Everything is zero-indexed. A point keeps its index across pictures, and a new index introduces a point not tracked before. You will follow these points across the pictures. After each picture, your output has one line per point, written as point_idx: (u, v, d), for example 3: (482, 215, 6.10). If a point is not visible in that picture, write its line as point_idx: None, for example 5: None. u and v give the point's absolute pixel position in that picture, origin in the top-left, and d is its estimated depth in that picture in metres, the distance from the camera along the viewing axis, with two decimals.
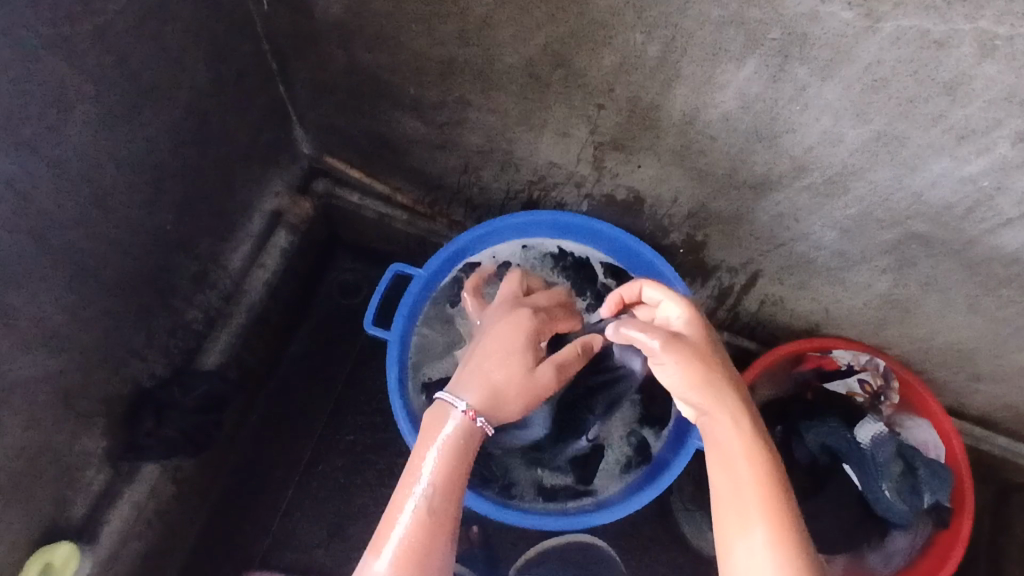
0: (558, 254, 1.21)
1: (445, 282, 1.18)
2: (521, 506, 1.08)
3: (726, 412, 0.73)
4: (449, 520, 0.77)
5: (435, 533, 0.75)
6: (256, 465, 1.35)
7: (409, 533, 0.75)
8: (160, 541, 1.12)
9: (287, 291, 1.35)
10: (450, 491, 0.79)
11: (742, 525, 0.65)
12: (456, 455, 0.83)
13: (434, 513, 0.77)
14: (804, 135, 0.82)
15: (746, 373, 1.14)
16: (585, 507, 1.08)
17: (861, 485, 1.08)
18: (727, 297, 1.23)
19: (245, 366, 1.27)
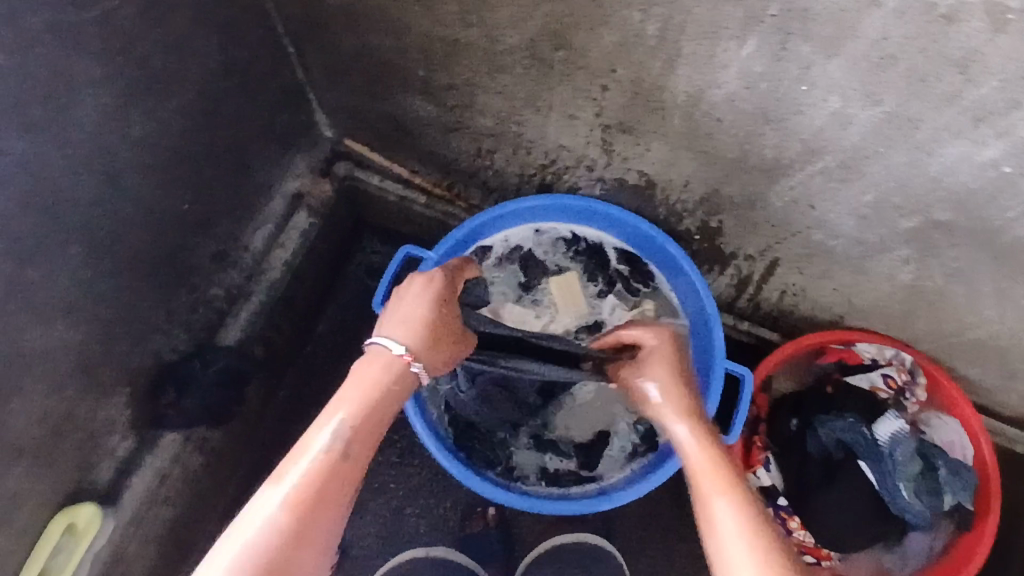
0: (571, 239, 1.20)
1: None
2: (524, 489, 1.09)
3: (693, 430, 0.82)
4: (354, 464, 0.73)
5: (347, 464, 0.72)
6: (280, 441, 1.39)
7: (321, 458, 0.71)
8: (183, 506, 1.18)
9: (312, 272, 1.38)
10: (367, 429, 0.75)
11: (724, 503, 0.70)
12: (367, 392, 0.78)
13: (348, 448, 0.73)
14: (813, 116, 0.78)
15: (764, 363, 1.10)
16: (593, 493, 1.09)
17: (879, 486, 1.03)
18: (746, 286, 1.19)
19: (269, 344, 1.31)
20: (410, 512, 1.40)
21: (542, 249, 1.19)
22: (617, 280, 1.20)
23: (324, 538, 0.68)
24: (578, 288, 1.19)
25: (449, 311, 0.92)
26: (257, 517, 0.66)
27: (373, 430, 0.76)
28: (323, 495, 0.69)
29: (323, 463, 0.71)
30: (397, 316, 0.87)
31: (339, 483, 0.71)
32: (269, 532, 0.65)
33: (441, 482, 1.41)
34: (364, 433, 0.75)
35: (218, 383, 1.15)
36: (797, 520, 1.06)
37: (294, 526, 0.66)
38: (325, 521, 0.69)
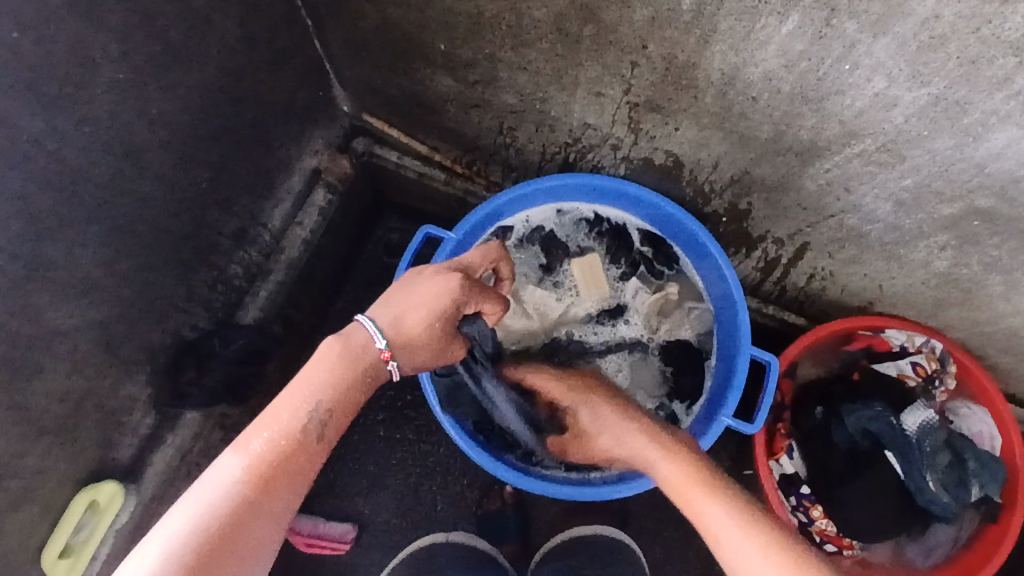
0: (594, 221, 1.17)
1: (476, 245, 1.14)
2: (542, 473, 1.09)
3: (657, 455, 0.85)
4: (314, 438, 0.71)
5: (311, 436, 0.71)
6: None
7: (283, 431, 0.70)
8: None
9: (331, 249, 1.37)
10: (337, 402, 0.74)
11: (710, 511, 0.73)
12: (337, 364, 0.76)
13: (309, 419, 0.71)
14: (854, 97, 0.75)
15: (790, 348, 1.09)
16: (612, 478, 1.08)
17: (906, 476, 1.00)
18: (773, 270, 1.16)
19: (288, 322, 1.31)
20: (428, 488, 1.41)
21: (564, 230, 1.18)
22: (640, 263, 1.17)
23: (282, 512, 0.67)
24: (601, 270, 1.15)
25: (450, 320, 0.87)
26: (212, 485, 0.64)
27: (341, 402, 0.74)
28: (281, 467, 0.68)
29: (285, 432, 0.69)
30: (397, 305, 0.82)
31: (303, 457, 0.70)
32: (227, 500, 0.63)
33: (459, 460, 1.42)
34: (336, 405, 0.74)
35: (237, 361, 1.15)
36: (819, 508, 1.04)
37: (249, 496, 0.65)
38: (282, 497, 0.67)
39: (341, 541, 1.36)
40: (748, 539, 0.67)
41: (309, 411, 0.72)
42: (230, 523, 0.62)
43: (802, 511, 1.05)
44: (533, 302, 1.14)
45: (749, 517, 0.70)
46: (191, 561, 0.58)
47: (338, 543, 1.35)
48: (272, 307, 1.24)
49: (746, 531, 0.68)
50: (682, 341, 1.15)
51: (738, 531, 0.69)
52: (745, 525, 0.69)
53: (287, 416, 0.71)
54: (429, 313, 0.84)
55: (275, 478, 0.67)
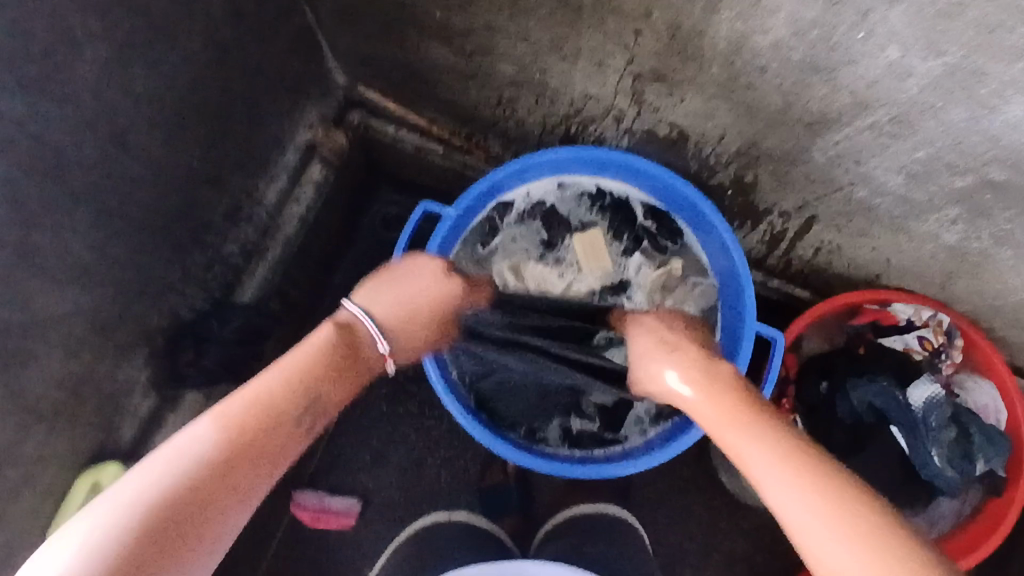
0: (596, 194, 1.14)
1: (476, 222, 1.12)
2: (546, 450, 1.08)
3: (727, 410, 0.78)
4: (291, 412, 0.72)
5: (286, 407, 0.72)
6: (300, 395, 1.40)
7: (258, 398, 0.70)
8: None
9: (327, 225, 1.34)
10: (313, 379, 0.75)
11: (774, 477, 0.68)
12: (316, 347, 0.78)
13: (286, 388, 0.72)
14: (867, 67, 0.72)
15: (795, 323, 1.06)
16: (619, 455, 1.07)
17: (909, 451, 1.00)
18: (779, 243, 1.14)
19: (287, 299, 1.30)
20: (431, 462, 1.41)
21: (566, 204, 1.15)
22: (643, 238, 1.15)
23: (251, 480, 0.66)
24: (603, 245, 1.14)
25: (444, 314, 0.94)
26: (183, 445, 0.64)
27: (317, 381, 0.75)
28: (253, 434, 0.68)
29: (259, 401, 0.70)
30: (392, 294, 0.87)
31: (277, 430, 0.70)
32: (194, 457, 0.64)
33: (461, 434, 1.42)
34: (314, 381, 0.75)
35: (235, 341, 1.14)
36: None
37: (221, 456, 0.65)
38: (254, 469, 0.67)
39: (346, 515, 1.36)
40: (793, 474, 0.67)
41: (282, 383, 0.73)
42: (197, 481, 0.62)
43: None
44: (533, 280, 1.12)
45: (794, 454, 0.69)
46: (153, 516, 0.59)
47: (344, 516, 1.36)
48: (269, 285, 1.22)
49: (787, 464, 0.68)
50: None
51: (780, 471, 0.68)
52: (788, 464, 0.68)
53: (264, 389, 0.72)
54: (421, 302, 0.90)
55: (247, 452, 0.67)
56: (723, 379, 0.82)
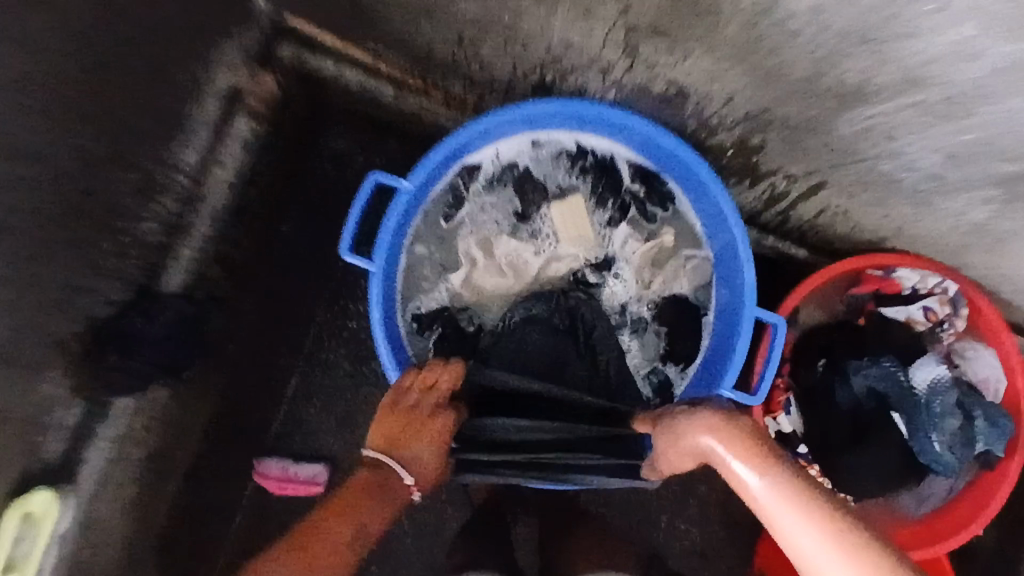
0: (576, 153, 0.99)
1: (435, 194, 0.97)
2: None
3: (729, 441, 0.68)
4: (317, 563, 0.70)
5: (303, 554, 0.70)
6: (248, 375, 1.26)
7: (281, 558, 0.70)
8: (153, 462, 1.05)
9: (263, 186, 1.15)
10: (344, 532, 0.73)
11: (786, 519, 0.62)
12: (358, 484, 0.78)
13: (309, 530, 0.72)
14: (925, 40, 0.58)
15: (790, 295, 0.97)
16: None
17: (910, 439, 0.95)
18: (779, 202, 1.01)
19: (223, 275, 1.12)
20: None
21: (541, 166, 1.00)
22: (631, 205, 1.01)
23: None
24: (584, 217, 1.00)
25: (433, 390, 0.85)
26: None
27: (342, 539, 0.73)
28: None
29: (289, 554, 0.70)
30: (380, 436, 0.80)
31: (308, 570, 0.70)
32: None
33: None
34: (339, 533, 0.73)
35: (163, 336, 0.98)
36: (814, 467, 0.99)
37: None
38: None
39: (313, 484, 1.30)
40: (786, 503, 0.62)
41: (306, 530, 0.72)
42: None
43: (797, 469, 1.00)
44: (508, 258, 1.00)
45: (798, 499, 0.62)
46: None
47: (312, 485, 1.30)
48: (201, 265, 1.05)
49: (801, 511, 0.62)
50: (675, 296, 1.01)
51: (798, 518, 0.61)
52: (800, 504, 0.62)
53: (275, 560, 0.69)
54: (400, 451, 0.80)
55: None
56: (733, 429, 0.69)
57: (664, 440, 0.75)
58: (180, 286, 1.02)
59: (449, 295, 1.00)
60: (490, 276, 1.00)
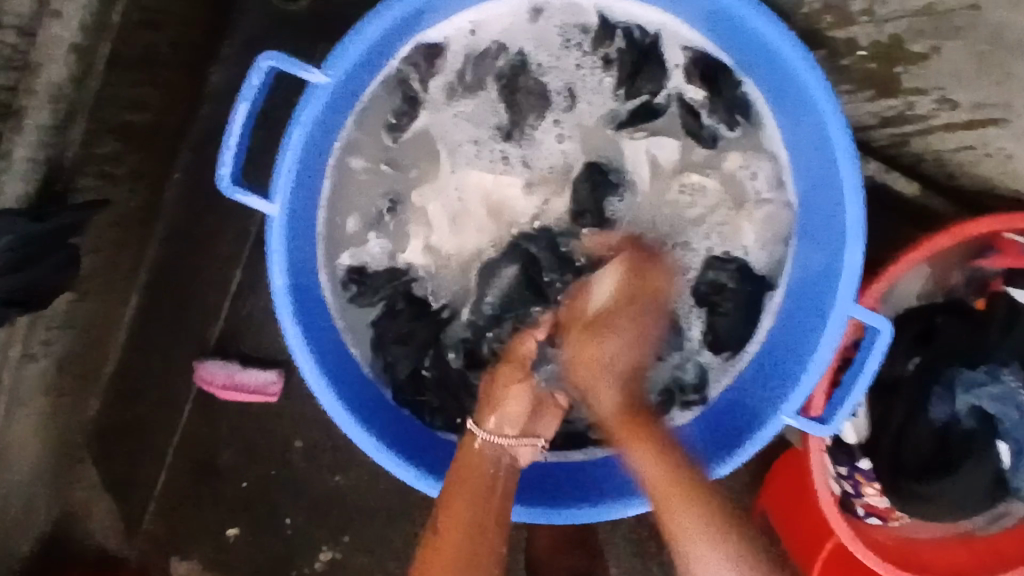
0: (599, 32, 0.67)
1: (372, 85, 0.65)
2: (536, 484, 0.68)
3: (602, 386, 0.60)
4: (474, 507, 0.57)
5: (471, 501, 0.57)
6: (157, 296, 0.97)
7: (450, 504, 0.57)
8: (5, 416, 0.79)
9: (138, 49, 0.79)
10: (476, 480, 0.58)
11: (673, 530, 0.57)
12: (471, 451, 0.59)
13: (460, 488, 0.57)
14: None
15: (898, 262, 0.68)
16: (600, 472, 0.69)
17: (1010, 472, 0.73)
18: (901, 124, 0.72)
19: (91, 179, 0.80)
20: None
21: (547, 44, 0.67)
22: (688, 117, 0.68)
23: (480, 531, 0.56)
24: (607, 142, 0.68)
25: (517, 432, 0.60)
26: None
27: (479, 484, 0.57)
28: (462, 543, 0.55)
29: (446, 500, 0.57)
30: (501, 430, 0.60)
31: (486, 514, 0.57)
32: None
33: None
34: (474, 476, 0.58)
35: (5, 270, 0.69)
36: (877, 487, 0.74)
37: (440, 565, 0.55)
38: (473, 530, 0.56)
39: (263, 394, 0.96)
40: (655, 471, 0.58)
41: (458, 479, 0.58)
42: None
43: (850, 483, 0.76)
44: (477, 191, 0.69)
45: (674, 506, 0.57)
46: None
47: (261, 396, 0.96)
48: (55, 166, 0.73)
49: (667, 489, 0.57)
50: (737, 264, 0.69)
51: (713, 559, 0.55)
52: (656, 470, 0.58)
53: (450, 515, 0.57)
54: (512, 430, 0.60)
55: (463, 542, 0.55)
56: (640, 354, 0.61)
57: (608, 307, 0.62)
58: (21, 205, 0.71)
59: (393, 247, 0.69)
60: (449, 221, 0.69)
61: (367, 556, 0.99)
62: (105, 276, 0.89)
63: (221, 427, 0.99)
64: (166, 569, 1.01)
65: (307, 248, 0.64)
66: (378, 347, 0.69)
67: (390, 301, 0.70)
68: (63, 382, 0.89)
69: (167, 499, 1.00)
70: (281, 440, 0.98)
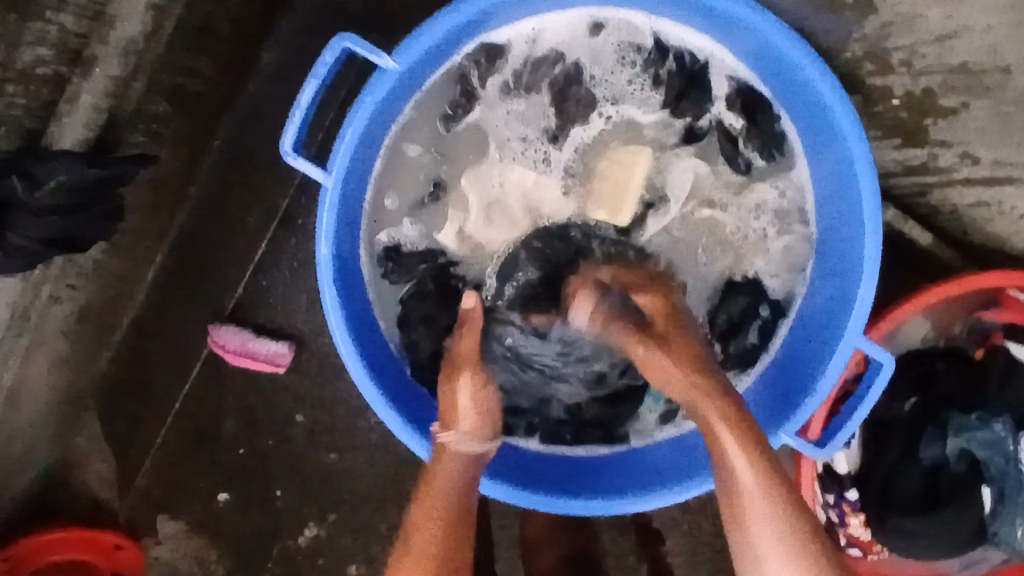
0: (651, 54, 0.70)
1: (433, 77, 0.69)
2: (542, 475, 0.70)
3: (708, 387, 0.58)
4: (456, 488, 0.60)
5: (454, 478, 0.60)
6: (181, 261, 0.99)
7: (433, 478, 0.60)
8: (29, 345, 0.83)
9: (201, 18, 0.82)
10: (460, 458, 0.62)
11: (741, 519, 0.55)
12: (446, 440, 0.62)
13: (437, 470, 0.61)
14: None
15: (908, 304, 0.71)
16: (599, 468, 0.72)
17: (991, 518, 0.75)
18: (923, 175, 0.75)
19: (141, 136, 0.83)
20: None
21: (601, 58, 0.71)
22: (726, 142, 0.72)
23: (459, 501, 0.60)
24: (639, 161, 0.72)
25: (475, 426, 0.63)
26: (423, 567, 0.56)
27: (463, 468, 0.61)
28: (449, 520, 0.58)
29: (424, 485, 0.60)
30: (465, 420, 0.63)
31: (462, 495, 0.60)
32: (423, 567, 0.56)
33: None
34: (455, 456, 0.62)
35: (50, 211, 0.73)
36: (861, 519, 0.77)
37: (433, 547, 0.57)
38: (455, 503, 0.59)
39: (273, 365, 0.98)
40: (751, 456, 0.55)
41: (438, 459, 0.62)
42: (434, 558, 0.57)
43: (836, 512, 0.78)
44: (516, 188, 0.72)
45: (766, 473, 0.55)
46: None
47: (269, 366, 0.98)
48: (112, 117, 0.76)
49: (758, 477, 0.55)
50: (755, 287, 0.73)
51: (785, 551, 0.53)
52: (748, 453, 0.55)
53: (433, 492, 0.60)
54: (472, 420, 0.63)
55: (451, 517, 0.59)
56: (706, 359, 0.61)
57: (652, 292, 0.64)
58: (79, 147, 0.74)
59: (431, 231, 0.72)
60: (484, 211, 0.72)
61: (351, 537, 1.01)
62: (137, 231, 0.92)
63: (227, 395, 1.01)
64: (153, 528, 1.03)
65: (353, 221, 0.67)
66: (402, 324, 0.72)
67: (421, 282, 0.73)
68: (83, 328, 0.92)
69: (164, 459, 1.02)
70: (283, 414, 1.00)
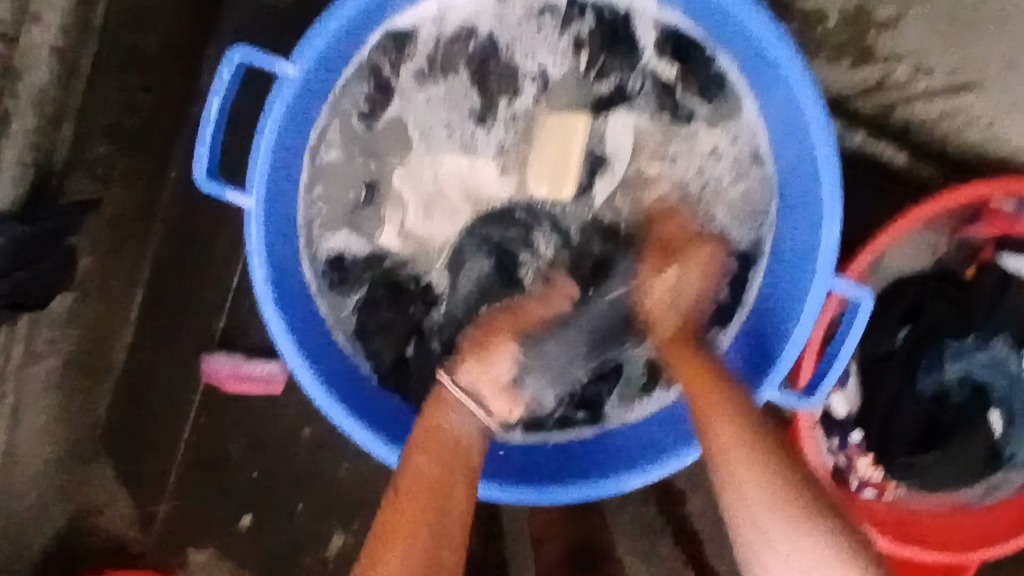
0: (568, 14, 0.67)
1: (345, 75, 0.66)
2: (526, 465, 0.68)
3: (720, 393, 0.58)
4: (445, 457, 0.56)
5: (445, 456, 0.56)
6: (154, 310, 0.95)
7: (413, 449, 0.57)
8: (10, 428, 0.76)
9: (121, 50, 0.76)
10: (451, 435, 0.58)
11: (756, 501, 0.53)
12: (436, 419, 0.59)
13: (419, 443, 0.57)
14: None
15: (887, 232, 0.66)
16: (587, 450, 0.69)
17: (1002, 440, 0.73)
18: (885, 95, 0.71)
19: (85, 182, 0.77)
20: None
21: (515, 27, 0.68)
22: (659, 93, 0.68)
23: (444, 467, 0.56)
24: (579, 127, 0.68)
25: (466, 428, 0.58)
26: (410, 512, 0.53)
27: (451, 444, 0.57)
28: (433, 482, 0.55)
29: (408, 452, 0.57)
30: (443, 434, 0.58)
31: (450, 462, 0.56)
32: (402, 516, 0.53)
33: None
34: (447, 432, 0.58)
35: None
36: (869, 459, 0.73)
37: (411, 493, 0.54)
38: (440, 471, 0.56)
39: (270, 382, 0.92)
40: (748, 441, 0.55)
41: (421, 436, 0.58)
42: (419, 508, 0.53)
43: (844, 456, 0.74)
44: (452, 175, 0.69)
45: (766, 454, 0.55)
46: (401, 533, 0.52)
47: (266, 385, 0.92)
48: (43, 170, 0.71)
49: (755, 461, 0.54)
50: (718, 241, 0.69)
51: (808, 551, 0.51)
52: (759, 446, 0.55)
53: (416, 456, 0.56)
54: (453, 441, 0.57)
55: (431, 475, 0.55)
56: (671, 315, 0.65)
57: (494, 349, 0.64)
58: (12, 206, 0.69)
59: (373, 234, 0.70)
60: (422, 204, 0.70)
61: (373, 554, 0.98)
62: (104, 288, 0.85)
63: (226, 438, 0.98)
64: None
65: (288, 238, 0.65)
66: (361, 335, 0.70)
67: (372, 290, 0.71)
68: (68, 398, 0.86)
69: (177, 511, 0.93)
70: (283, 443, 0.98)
